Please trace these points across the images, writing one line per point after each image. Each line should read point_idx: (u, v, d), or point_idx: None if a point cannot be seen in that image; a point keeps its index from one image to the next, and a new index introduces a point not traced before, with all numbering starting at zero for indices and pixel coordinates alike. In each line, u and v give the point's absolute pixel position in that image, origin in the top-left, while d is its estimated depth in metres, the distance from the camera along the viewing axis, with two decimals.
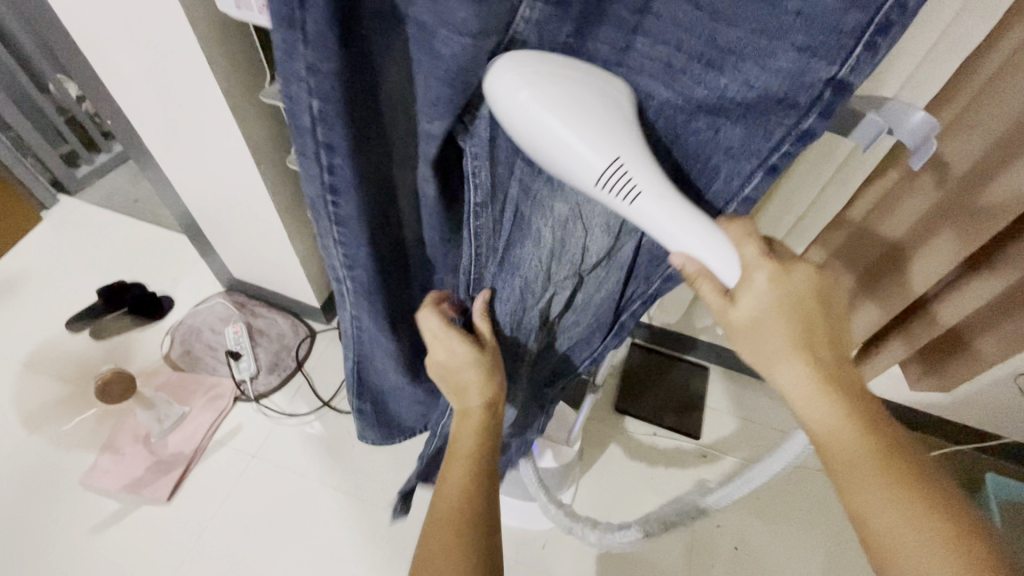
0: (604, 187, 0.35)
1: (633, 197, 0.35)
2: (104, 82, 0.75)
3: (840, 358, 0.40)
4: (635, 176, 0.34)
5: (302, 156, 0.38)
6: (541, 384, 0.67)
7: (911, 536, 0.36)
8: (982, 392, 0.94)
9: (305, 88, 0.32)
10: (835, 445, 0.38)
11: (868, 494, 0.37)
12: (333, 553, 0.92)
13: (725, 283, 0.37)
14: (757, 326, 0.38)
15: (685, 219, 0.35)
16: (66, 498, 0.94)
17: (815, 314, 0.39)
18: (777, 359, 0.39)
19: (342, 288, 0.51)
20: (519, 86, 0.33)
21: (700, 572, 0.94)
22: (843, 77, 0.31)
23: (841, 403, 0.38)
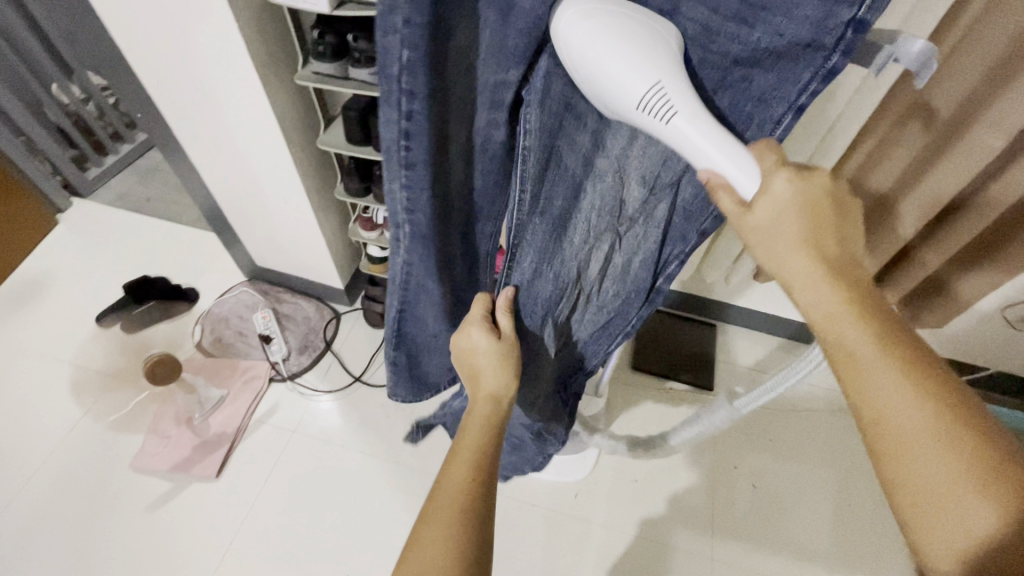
0: (642, 111, 0.34)
1: (667, 118, 0.34)
2: (140, 76, 0.79)
3: (848, 257, 0.37)
4: (672, 97, 0.34)
5: (384, 103, 0.39)
6: (565, 374, 0.74)
7: (914, 418, 0.33)
8: (972, 327, 1.02)
9: (400, 36, 0.35)
10: (829, 332, 0.36)
11: (874, 377, 0.34)
12: (378, 515, 0.98)
13: (743, 197, 0.36)
14: (773, 229, 0.37)
15: (718, 143, 0.34)
16: (119, 481, 0.99)
17: (826, 217, 0.37)
18: (783, 254, 0.37)
19: (398, 236, 0.51)
20: (581, 26, 0.33)
21: (722, 507, 1.01)
22: (863, 17, 0.32)
23: (846, 294, 0.36)
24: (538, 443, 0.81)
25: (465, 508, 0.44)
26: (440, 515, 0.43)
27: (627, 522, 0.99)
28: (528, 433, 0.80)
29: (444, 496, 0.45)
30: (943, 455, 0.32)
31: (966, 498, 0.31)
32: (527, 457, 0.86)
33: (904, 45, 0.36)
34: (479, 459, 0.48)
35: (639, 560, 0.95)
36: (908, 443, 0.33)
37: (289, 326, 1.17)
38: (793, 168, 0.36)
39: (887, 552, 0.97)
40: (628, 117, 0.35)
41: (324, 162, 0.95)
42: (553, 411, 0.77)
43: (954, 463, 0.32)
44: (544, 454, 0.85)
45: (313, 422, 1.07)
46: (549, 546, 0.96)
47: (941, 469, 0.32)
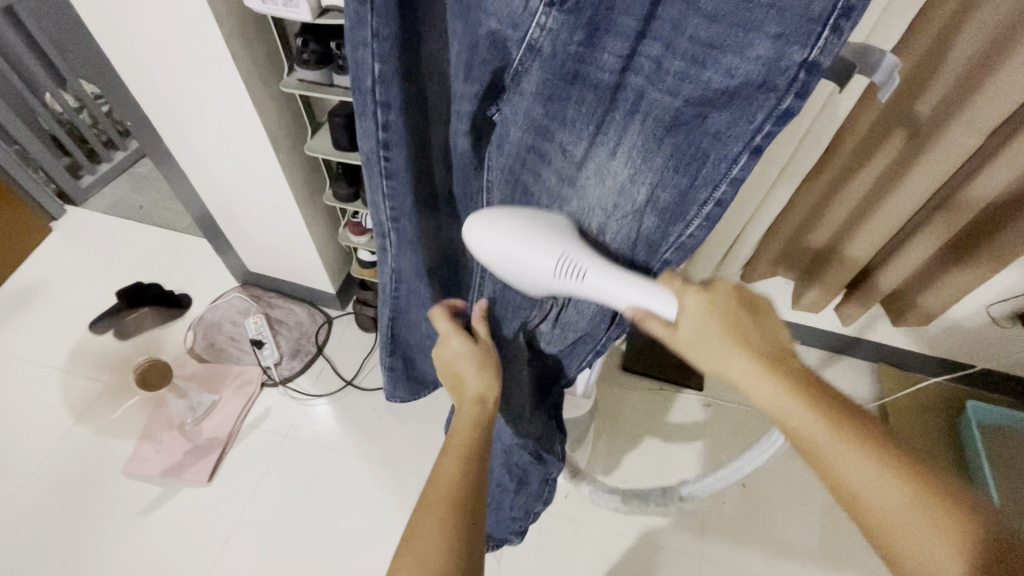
0: (559, 274, 0.42)
1: (581, 276, 0.43)
2: (129, 86, 0.80)
3: (778, 348, 0.40)
4: (579, 261, 0.43)
5: (361, 115, 0.42)
6: (543, 387, 0.71)
7: (895, 506, 0.34)
8: (958, 325, 1.03)
9: (370, 51, 0.38)
10: (797, 425, 0.37)
11: (852, 471, 0.35)
12: (369, 518, 0.98)
13: (666, 318, 0.42)
14: (704, 343, 0.41)
15: (629, 287, 0.42)
16: (111, 487, 0.99)
17: (745, 321, 0.41)
18: (719, 360, 0.41)
19: (385, 242, 0.54)
20: (491, 234, 0.43)
21: (711, 507, 1.01)
22: (815, 60, 0.30)
23: (791, 385, 0.38)
24: (540, 466, 0.77)
25: (457, 498, 0.45)
26: (430, 508, 0.44)
27: (617, 522, 0.99)
28: (527, 457, 0.76)
29: (437, 487, 0.45)
30: (934, 539, 0.33)
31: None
32: (533, 492, 0.80)
33: (875, 64, 0.36)
34: (471, 450, 0.49)
35: (629, 561, 0.96)
36: (903, 533, 0.34)
37: (281, 331, 1.18)
38: (697, 286, 0.43)
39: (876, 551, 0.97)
40: (550, 283, 0.44)
41: (313, 168, 0.96)
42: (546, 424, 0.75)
43: (945, 546, 0.33)
44: (545, 484, 0.80)
45: (305, 426, 1.08)
46: (539, 547, 0.97)
47: (935, 557, 0.33)
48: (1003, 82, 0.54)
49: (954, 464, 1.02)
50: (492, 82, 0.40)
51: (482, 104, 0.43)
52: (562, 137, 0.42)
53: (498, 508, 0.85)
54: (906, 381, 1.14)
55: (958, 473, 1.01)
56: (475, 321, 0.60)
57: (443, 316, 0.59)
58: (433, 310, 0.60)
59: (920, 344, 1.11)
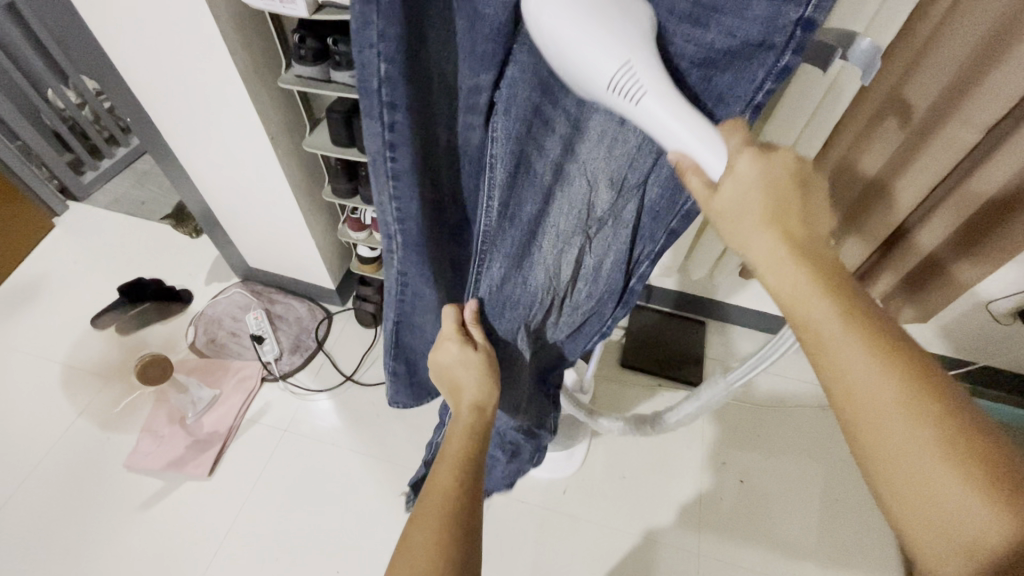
0: (613, 92, 0.33)
1: (636, 98, 0.33)
2: (128, 83, 0.80)
3: (815, 235, 0.35)
4: (643, 76, 0.33)
5: (367, 117, 0.42)
6: (543, 372, 0.73)
7: (888, 401, 0.31)
8: (958, 321, 1.02)
9: (375, 52, 0.37)
10: (801, 311, 0.34)
11: (848, 360, 0.32)
12: (368, 512, 0.99)
13: (710, 175, 0.35)
14: (738, 212, 0.36)
15: (691, 123, 0.34)
16: (112, 480, 1.00)
17: (790, 195, 0.36)
18: (745, 234, 0.36)
19: (391, 244, 0.53)
20: (551, 6, 0.32)
21: (708, 503, 1.01)
22: (810, 16, 0.33)
23: (811, 270, 0.34)
24: (531, 441, 0.79)
25: (454, 505, 0.45)
26: (427, 517, 0.44)
27: (616, 518, 1.00)
28: (519, 433, 0.78)
29: (433, 496, 0.46)
30: (921, 438, 0.30)
31: (939, 476, 0.30)
32: (524, 460, 0.83)
33: (850, 47, 0.37)
34: (466, 458, 0.50)
35: (627, 557, 0.96)
36: (887, 434, 0.31)
37: (281, 326, 1.19)
38: (756, 148, 0.36)
39: (873, 548, 0.97)
40: (598, 95, 0.34)
41: (312, 164, 0.97)
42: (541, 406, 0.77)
43: (925, 439, 0.30)
44: (535, 455, 0.84)
45: (305, 421, 1.09)
46: (538, 542, 0.97)
47: (908, 445, 0.30)
48: (999, 76, 0.54)
49: None
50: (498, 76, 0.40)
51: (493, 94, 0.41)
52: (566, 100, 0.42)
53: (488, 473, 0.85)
54: None
55: None
56: (471, 326, 0.58)
57: (451, 323, 0.57)
58: (444, 313, 0.57)
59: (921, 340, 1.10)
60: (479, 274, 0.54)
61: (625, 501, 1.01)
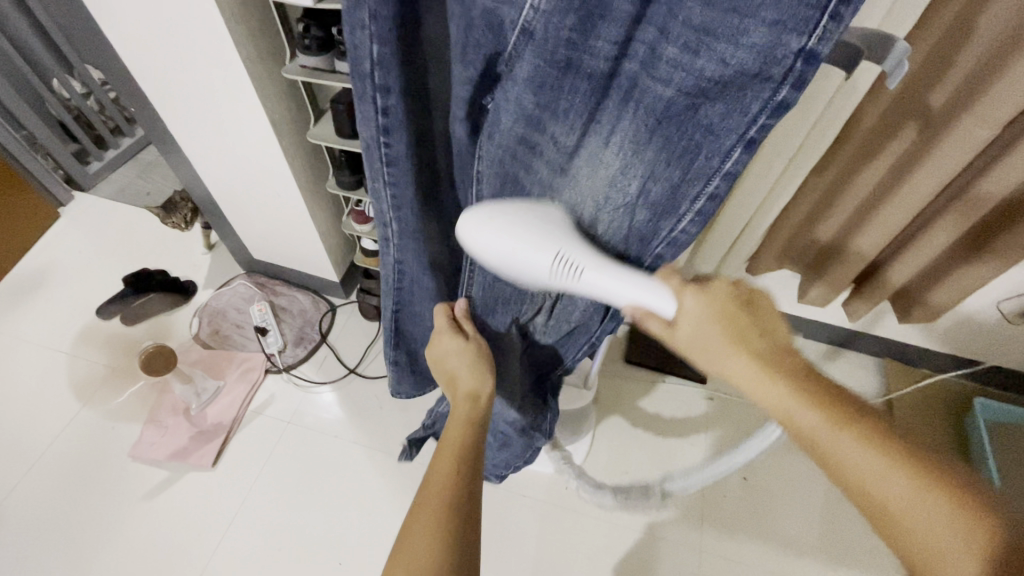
0: (557, 268, 0.40)
1: (579, 272, 0.41)
2: (132, 72, 0.80)
3: (778, 347, 0.40)
4: (575, 258, 0.41)
5: (360, 100, 0.41)
6: (541, 373, 0.70)
7: (903, 497, 0.34)
8: (968, 322, 1.01)
9: (368, 33, 0.36)
10: (795, 419, 0.38)
11: (857, 462, 0.35)
12: (370, 505, 0.99)
13: (666, 318, 0.42)
14: (704, 345, 0.42)
15: (630, 286, 0.41)
16: (117, 470, 1.01)
17: (742, 318, 0.41)
18: (719, 362, 0.41)
19: (387, 231, 0.53)
20: (480, 232, 0.41)
21: (711, 500, 1.01)
22: (812, 49, 0.28)
23: (789, 381, 0.38)
24: (525, 438, 0.77)
25: (452, 499, 0.45)
26: (428, 508, 0.44)
27: (617, 513, 1.00)
28: (513, 428, 0.76)
29: (430, 491, 0.45)
30: (947, 530, 0.32)
31: (975, 562, 0.31)
32: (515, 455, 0.81)
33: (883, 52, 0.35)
34: (463, 451, 0.49)
35: (629, 553, 0.96)
36: (915, 529, 0.33)
37: (285, 318, 1.19)
38: (695, 286, 0.43)
39: (878, 547, 0.97)
40: (546, 282, 0.42)
41: (316, 156, 0.96)
42: (536, 408, 0.74)
43: (950, 525, 0.32)
44: (522, 458, 0.82)
45: (308, 413, 1.09)
46: (540, 536, 0.97)
47: (939, 535, 0.32)
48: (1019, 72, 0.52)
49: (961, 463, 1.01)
50: (487, 67, 0.39)
51: (477, 91, 0.41)
52: (554, 129, 0.40)
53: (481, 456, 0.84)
54: (914, 376, 1.12)
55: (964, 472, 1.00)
56: (461, 319, 0.59)
57: (443, 318, 0.59)
58: (436, 310, 0.59)
59: (929, 339, 1.09)
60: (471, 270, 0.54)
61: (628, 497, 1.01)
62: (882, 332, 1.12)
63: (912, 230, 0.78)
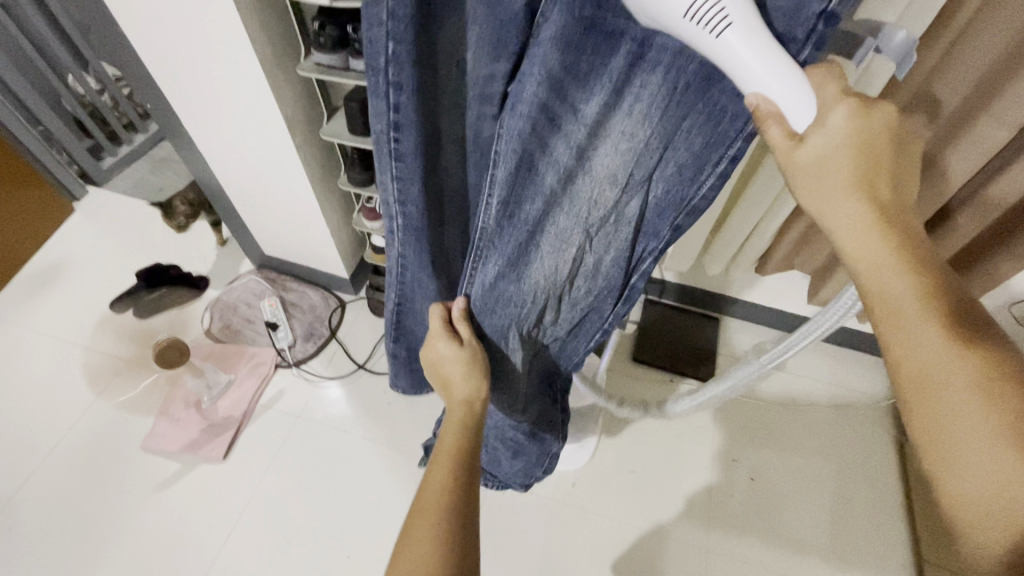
0: (695, 16, 0.31)
1: (720, 29, 0.32)
2: (150, 69, 0.81)
3: (902, 205, 0.37)
4: (725, 4, 0.31)
5: (374, 95, 0.42)
6: (546, 375, 0.70)
7: (948, 370, 0.34)
8: None
9: (384, 31, 0.37)
10: (880, 279, 0.37)
11: (915, 329, 0.36)
12: (379, 498, 1.00)
13: (792, 126, 0.35)
14: (824, 167, 0.36)
15: (771, 57, 0.32)
16: (130, 460, 1.02)
17: (882, 160, 0.37)
18: (829, 199, 0.37)
19: (393, 226, 0.54)
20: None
21: (718, 500, 1.01)
22: (834, 9, 0.32)
23: (898, 242, 0.36)
24: (536, 443, 0.78)
25: (449, 504, 0.45)
26: (425, 515, 0.45)
27: (623, 511, 1.00)
28: (523, 436, 0.76)
29: (428, 496, 0.46)
30: (971, 409, 0.34)
31: (1003, 456, 0.32)
32: (531, 460, 0.82)
33: (885, 40, 0.38)
34: (460, 455, 0.50)
35: (635, 550, 0.96)
36: (942, 403, 0.35)
37: (295, 313, 1.20)
38: (857, 99, 0.35)
39: (885, 548, 0.97)
40: (681, 14, 0.32)
41: (328, 152, 0.97)
42: (541, 414, 0.75)
43: (979, 409, 0.33)
44: (536, 463, 0.83)
45: (317, 408, 1.10)
46: (546, 533, 0.98)
47: (978, 425, 0.33)
48: None
49: None
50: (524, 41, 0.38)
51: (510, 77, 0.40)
52: (576, 96, 0.39)
53: (498, 467, 0.85)
54: None
55: None
56: (457, 321, 0.56)
57: (438, 321, 0.56)
58: (432, 312, 0.57)
59: None
60: (473, 267, 0.51)
61: (636, 495, 1.02)
62: None
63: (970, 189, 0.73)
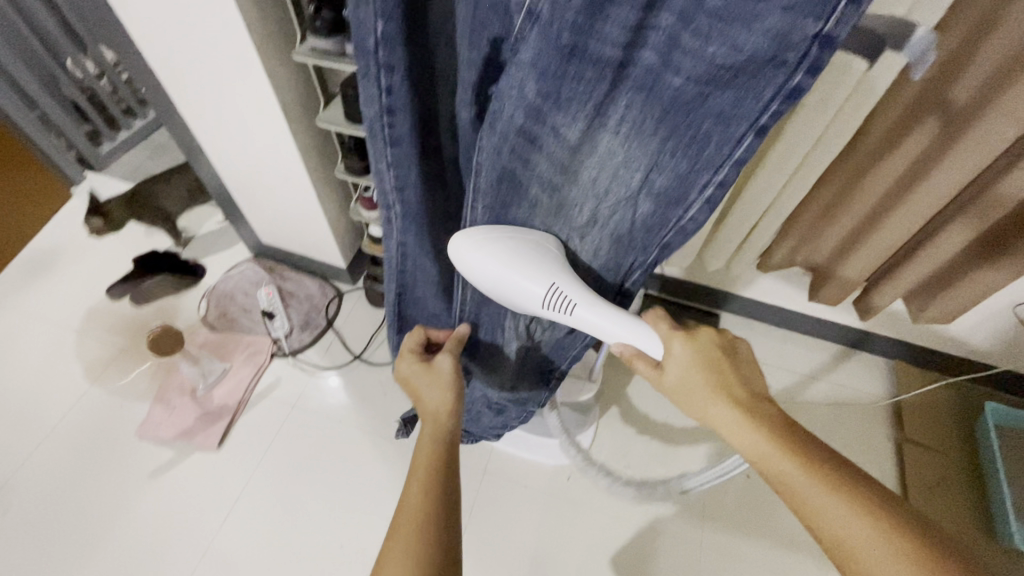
0: (548, 303, 0.45)
1: (570, 308, 0.45)
2: (143, 53, 0.80)
3: (755, 396, 0.44)
4: (567, 294, 0.45)
5: (363, 79, 0.40)
6: (539, 368, 0.67)
7: (859, 534, 0.36)
8: (984, 325, 0.98)
9: (372, 10, 0.36)
10: (765, 463, 0.41)
11: (816, 503, 0.38)
12: (373, 488, 1.00)
13: (653, 357, 0.47)
14: (687, 386, 0.45)
15: (613, 322, 0.45)
16: (125, 446, 1.02)
17: (725, 367, 0.45)
18: (701, 403, 0.44)
19: (390, 215, 0.52)
20: (480, 255, 0.45)
21: (713, 499, 1.00)
22: (829, 32, 0.28)
23: (766, 429, 0.41)
24: (517, 405, 0.75)
25: (426, 528, 0.44)
26: (399, 540, 0.43)
27: (618, 506, 0.99)
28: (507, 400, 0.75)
29: (404, 516, 0.45)
30: (895, 566, 0.35)
31: None
32: (512, 419, 0.81)
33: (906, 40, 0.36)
34: (436, 474, 0.48)
35: (628, 547, 0.96)
36: (871, 565, 0.36)
37: (292, 303, 1.19)
38: (685, 333, 0.46)
39: None
40: (538, 310, 0.46)
41: (326, 140, 0.96)
42: (532, 393, 0.72)
43: (900, 565, 0.35)
44: (520, 419, 0.81)
45: (314, 397, 1.09)
46: (541, 526, 0.98)
47: None
48: None
49: (968, 465, 1.00)
50: (492, 53, 0.38)
51: (485, 76, 0.40)
52: (556, 118, 0.38)
53: (478, 422, 0.85)
54: (926, 378, 1.10)
55: (971, 477, 0.99)
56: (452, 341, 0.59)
57: (415, 341, 0.61)
58: (412, 331, 0.61)
59: (941, 341, 1.06)
60: None
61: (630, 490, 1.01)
62: (893, 334, 1.10)
63: (935, 221, 0.76)
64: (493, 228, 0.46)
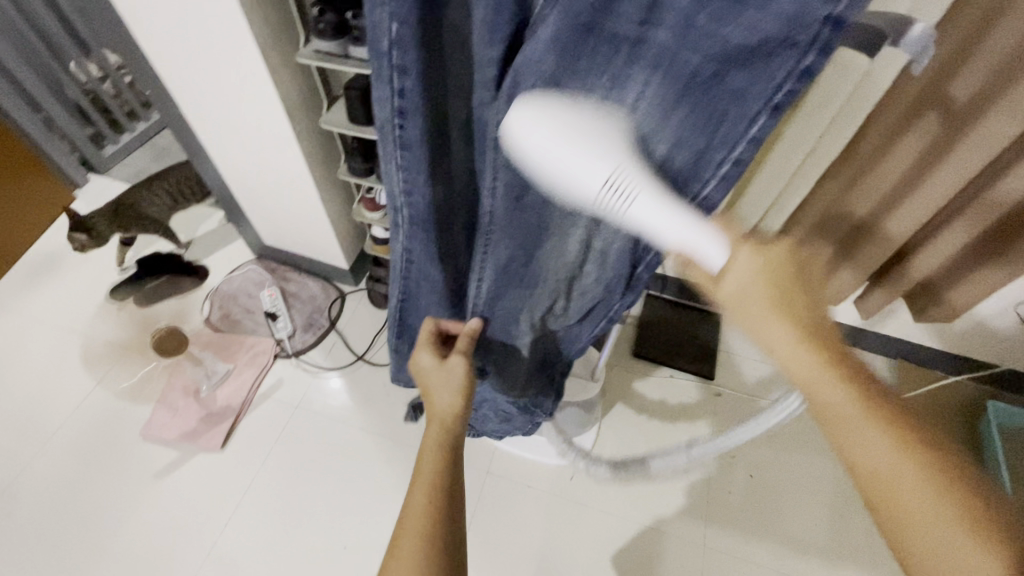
0: (608, 191, 0.35)
1: (630, 199, 0.36)
2: (148, 56, 0.80)
3: (818, 320, 0.40)
4: (631, 182, 0.35)
5: (378, 80, 0.41)
6: (544, 360, 0.69)
7: (898, 467, 0.36)
8: (985, 324, 0.99)
9: (387, 11, 0.36)
10: (816, 391, 0.39)
11: (861, 434, 0.37)
12: (376, 489, 1.00)
13: (711, 267, 0.39)
14: (745, 301, 0.40)
15: (677, 221, 0.37)
16: (129, 447, 1.03)
17: (793, 286, 0.40)
18: (762, 324, 0.40)
19: (398, 217, 0.53)
20: (534, 126, 0.34)
21: (716, 500, 1.00)
22: (841, 13, 0.29)
23: (825, 358, 0.39)
24: (525, 413, 0.79)
25: (430, 535, 0.44)
26: (404, 547, 0.43)
27: (621, 507, 1.00)
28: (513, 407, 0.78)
29: (409, 523, 0.45)
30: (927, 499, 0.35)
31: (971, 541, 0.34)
32: (516, 426, 0.83)
33: (904, 37, 0.37)
34: (441, 480, 0.48)
35: (631, 547, 0.96)
36: (903, 496, 0.36)
37: (295, 304, 1.20)
38: (752, 242, 0.40)
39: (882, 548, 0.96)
40: (590, 202, 0.36)
41: (329, 142, 0.96)
42: (538, 394, 0.74)
43: (934, 500, 0.35)
44: (526, 427, 0.83)
45: (317, 398, 1.10)
46: (543, 526, 0.98)
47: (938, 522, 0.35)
48: None
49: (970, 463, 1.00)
50: (513, 42, 0.38)
51: (503, 69, 0.40)
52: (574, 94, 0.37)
53: (486, 422, 0.84)
54: (928, 377, 1.10)
55: None
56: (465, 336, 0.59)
57: (427, 334, 0.61)
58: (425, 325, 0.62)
59: (942, 341, 1.07)
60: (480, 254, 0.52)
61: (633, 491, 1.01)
62: (895, 333, 1.10)
63: (939, 221, 0.76)
64: (548, 93, 0.36)
